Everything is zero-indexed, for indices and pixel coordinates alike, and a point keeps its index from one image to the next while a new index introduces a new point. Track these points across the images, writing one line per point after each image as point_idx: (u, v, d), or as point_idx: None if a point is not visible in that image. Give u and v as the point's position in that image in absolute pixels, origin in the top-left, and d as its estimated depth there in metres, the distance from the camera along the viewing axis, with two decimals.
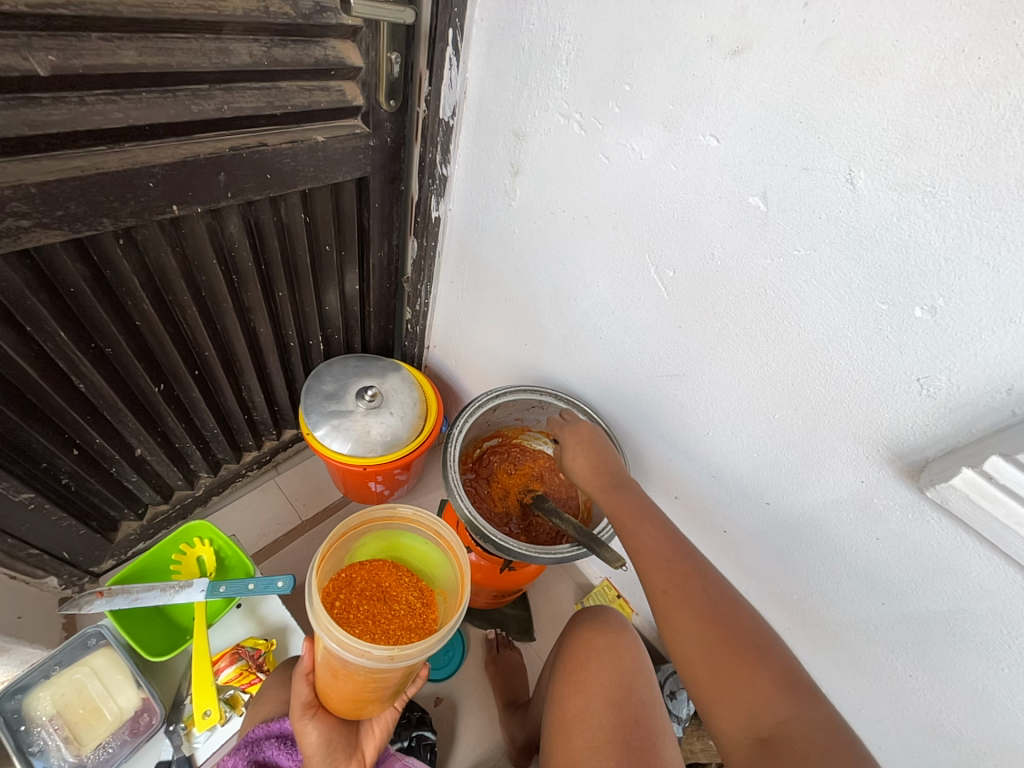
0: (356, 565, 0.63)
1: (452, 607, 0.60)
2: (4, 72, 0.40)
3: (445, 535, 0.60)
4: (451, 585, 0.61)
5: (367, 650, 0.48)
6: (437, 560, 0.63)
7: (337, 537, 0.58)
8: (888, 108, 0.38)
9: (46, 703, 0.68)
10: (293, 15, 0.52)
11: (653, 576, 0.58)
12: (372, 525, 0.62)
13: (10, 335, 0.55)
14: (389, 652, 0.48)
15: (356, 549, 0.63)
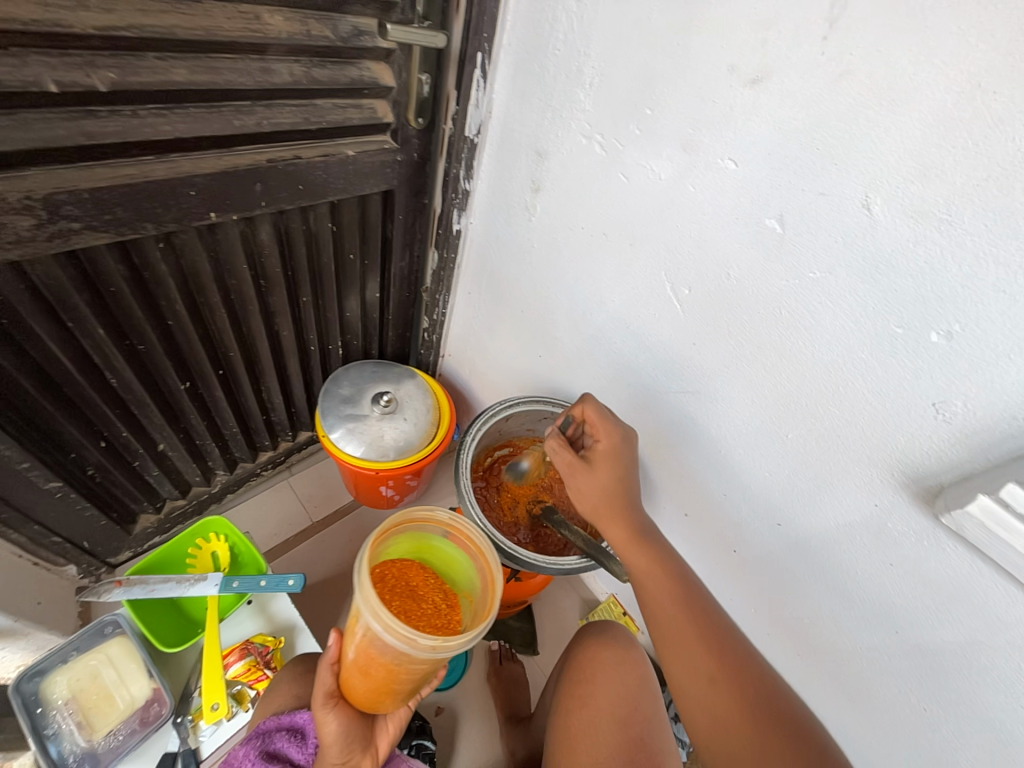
0: (390, 561, 0.62)
1: (481, 609, 0.60)
2: (68, 87, 0.43)
3: (476, 539, 0.61)
4: (480, 588, 0.62)
5: (414, 637, 0.49)
6: (466, 563, 0.64)
7: (379, 530, 0.58)
8: (904, 138, 0.39)
9: (62, 688, 0.69)
10: (332, 38, 0.55)
11: (697, 658, 0.61)
12: (410, 525, 0.63)
13: (52, 330, 0.58)
14: (435, 642, 0.49)
15: (390, 547, 0.62)
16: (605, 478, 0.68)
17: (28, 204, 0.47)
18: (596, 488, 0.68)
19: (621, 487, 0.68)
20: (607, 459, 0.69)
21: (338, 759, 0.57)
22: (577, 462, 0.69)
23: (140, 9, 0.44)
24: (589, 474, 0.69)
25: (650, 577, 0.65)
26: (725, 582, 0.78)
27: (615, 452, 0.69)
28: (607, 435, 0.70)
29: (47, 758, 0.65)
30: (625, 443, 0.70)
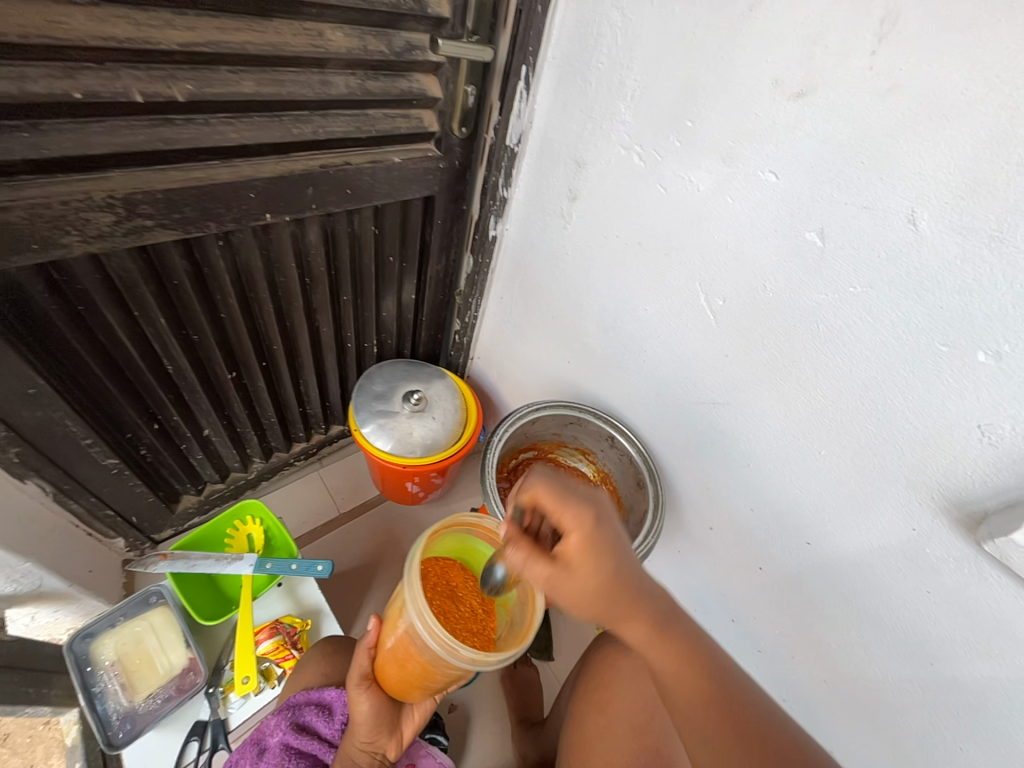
0: (434, 560, 0.64)
1: (518, 625, 0.61)
2: (151, 98, 0.48)
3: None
4: (517, 601, 0.62)
5: (455, 648, 0.50)
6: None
7: (430, 532, 0.60)
8: (955, 154, 0.39)
9: (109, 650, 0.75)
10: (386, 53, 0.58)
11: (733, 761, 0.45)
12: (457, 526, 0.64)
13: (120, 318, 0.63)
14: (474, 657, 0.50)
15: (436, 547, 0.63)
16: (589, 576, 0.46)
17: (110, 203, 0.51)
18: (587, 595, 0.47)
19: (615, 576, 0.47)
20: (591, 551, 0.47)
21: (366, 738, 0.60)
22: (547, 568, 0.47)
23: (218, 27, 0.48)
24: (568, 581, 0.47)
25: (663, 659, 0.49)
26: (749, 600, 0.76)
27: (594, 540, 0.46)
28: (573, 521, 0.47)
29: (94, 714, 0.70)
30: (601, 521, 0.48)
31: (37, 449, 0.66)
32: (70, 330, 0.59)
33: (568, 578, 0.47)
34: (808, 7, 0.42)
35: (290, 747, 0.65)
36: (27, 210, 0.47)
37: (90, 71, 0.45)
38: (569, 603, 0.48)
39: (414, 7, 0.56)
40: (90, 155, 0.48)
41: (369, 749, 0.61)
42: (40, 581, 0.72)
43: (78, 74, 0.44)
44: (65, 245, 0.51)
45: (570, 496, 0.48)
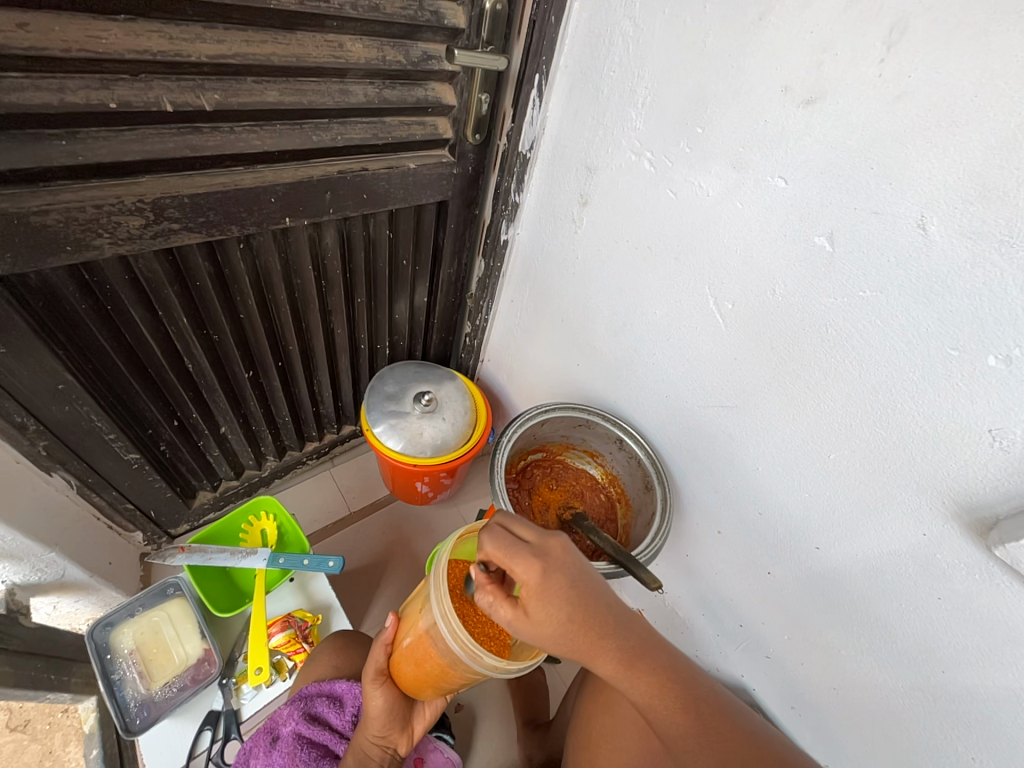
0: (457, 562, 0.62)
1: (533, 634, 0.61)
2: (181, 107, 0.50)
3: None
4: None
5: (478, 654, 0.50)
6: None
7: (456, 538, 0.60)
8: (964, 159, 0.39)
9: (128, 639, 0.77)
10: (403, 63, 0.60)
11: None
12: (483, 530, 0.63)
13: (146, 317, 0.65)
14: (496, 663, 0.50)
15: (462, 549, 0.62)
16: (550, 620, 0.47)
17: (139, 207, 0.53)
18: (552, 636, 0.48)
19: (580, 614, 0.47)
20: (548, 598, 0.47)
21: (379, 731, 0.61)
22: (510, 614, 0.48)
23: (245, 39, 0.50)
24: (528, 625, 0.48)
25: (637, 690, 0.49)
26: (758, 606, 0.75)
27: (548, 586, 0.47)
28: (522, 571, 0.47)
29: (112, 700, 0.72)
30: (553, 566, 0.48)
31: (63, 442, 0.69)
32: (98, 328, 0.62)
33: (527, 622, 0.48)
34: (818, 16, 0.43)
35: (302, 736, 0.66)
36: (63, 214, 0.50)
37: (125, 82, 0.47)
38: (535, 643, 0.49)
39: (431, 19, 0.58)
40: (122, 161, 0.50)
41: (380, 743, 0.62)
42: (63, 571, 0.74)
43: (113, 85, 0.46)
44: (97, 247, 0.54)
45: (520, 546, 0.48)
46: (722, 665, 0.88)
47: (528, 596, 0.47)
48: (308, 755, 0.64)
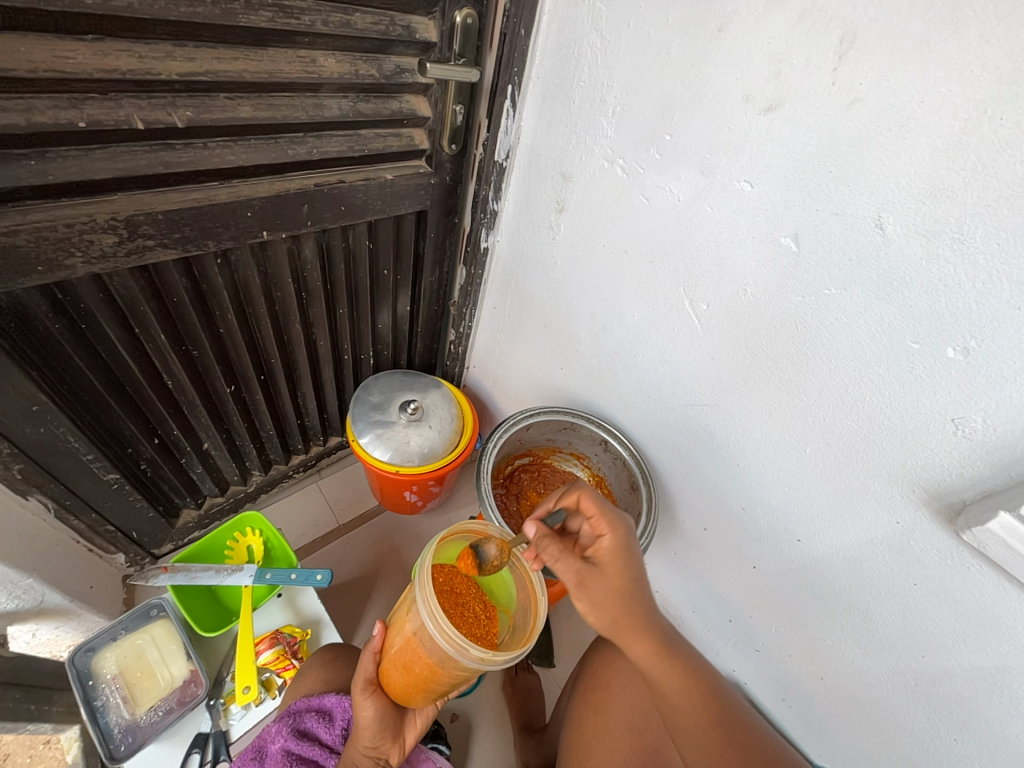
0: (440, 564, 0.62)
1: (520, 629, 0.61)
2: (153, 125, 0.50)
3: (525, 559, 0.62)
4: (520, 605, 0.63)
5: (465, 647, 0.50)
6: (510, 580, 0.64)
7: (438, 539, 0.60)
8: (915, 161, 0.41)
9: (110, 663, 0.75)
10: (376, 76, 0.61)
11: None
12: (465, 532, 0.63)
13: (122, 336, 0.65)
14: (484, 655, 0.50)
15: (444, 552, 0.62)
16: (618, 576, 0.54)
17: (112, 225, 0.53)
18: (610, 593, 0.53)
19: (639, 582, 0.55)
20: (619, 559, 0.55)
21: (370, 742, 0.61)
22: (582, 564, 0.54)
23: (216, 57, 0.51)
24: (597, 575, 0.54)
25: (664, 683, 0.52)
26: (745, 600, 0.77)
27: (624, 546, 0.56)
28: (609, 528, 0.56)
29: (96, 727, 0.70)
30: (629, 536, 0.57)
31: (39, 464, 0.68)
32: (72, 347, 0.61)
33: (597, 572, 0.54)
34: (774, 27, 0.44)
35: (291, 753, 0.64)
36: (33, 234, 0.49)
37: (94, 101, 0.47)
38: (593, 602, 0.54)
39: (403, 33, 0.59)
40: (93, 180, 0.50)
41: (372, 755, 0.62)
42: (42, 597, 0.72)
43: (82, 104, 0.46)
44: (69, 267, 0.53)
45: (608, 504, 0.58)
46: (714, 660, 0.89)
47: (608, 546, 0.55)
48: None
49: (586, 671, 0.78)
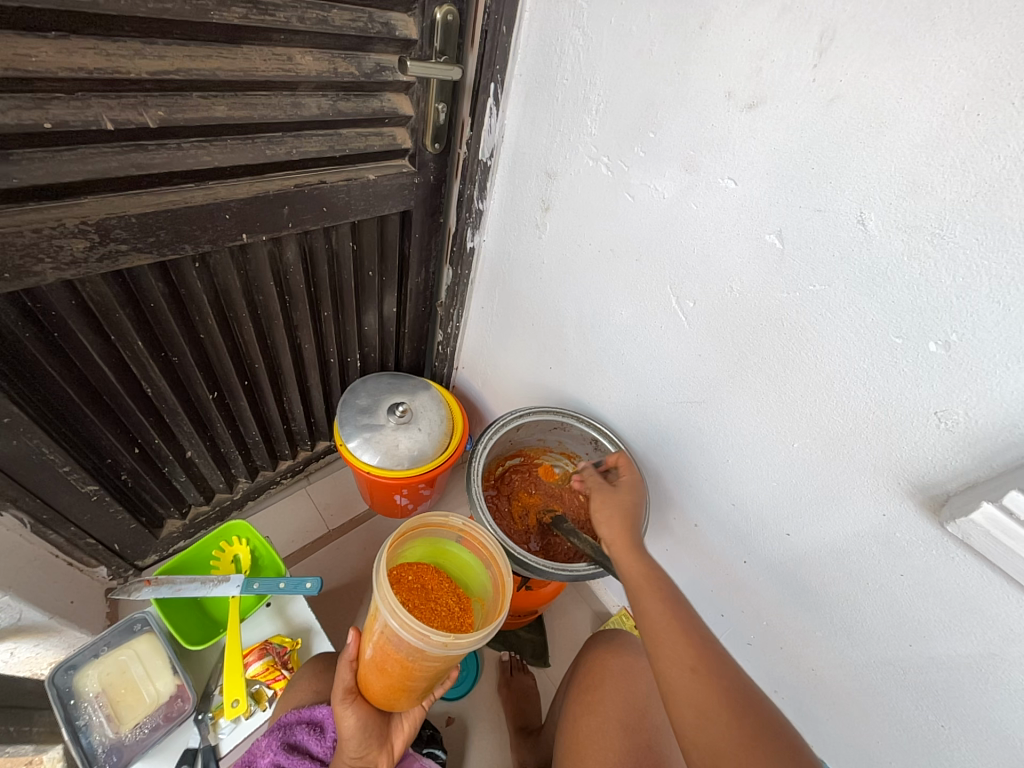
0: (404, 563, 0.64)
1: (491, 613, 0.61)
2: (123, 126, 0.48)
3: (490, 545, 0.62)
4: (490, 591, 0.63)
5: (426, 634, 0.50)
6: (480, 570, 0.65)
7: (396, 534, 0.59)
8: (895, 157, 0.41)
9: (93, 681, 0.73)
10: (356, 74, 0.60)
11: (675, 651, 0.54)
12: (426, 529, 0.64)
13: (96, 343, 0.62)
14: (446, 640, 0.49)
15: (406, 550, 0.63)
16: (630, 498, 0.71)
17: (83, 229, 0.51)
18: (623, 500, 0.71)
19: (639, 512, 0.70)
20: (633, 486, 0.73)
21: (356, 752, 0.60)
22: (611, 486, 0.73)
23: (188, 54, 0.49)
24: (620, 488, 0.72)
25: (639, 584, 0.61)
26: (737, 596, 0.77)
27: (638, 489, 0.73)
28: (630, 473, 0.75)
29: (79, 747, 0.68)
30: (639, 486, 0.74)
31: (12, 477, 0.65)
32: (45, 357, 0.59)
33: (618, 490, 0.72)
34: (754, 24, 0.44)
35: None
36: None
37: (60, 101, 0.45)
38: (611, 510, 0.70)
39: (382, 30, 0.58)
40: (62, 183, 0.48)
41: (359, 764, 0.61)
42: (20, 615, 0.69)
43: (47, 104, 0.45)
44: (38, 273, 0.51)
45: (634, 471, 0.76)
46: None
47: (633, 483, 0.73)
48: None
49: (579, 669, 0.78)
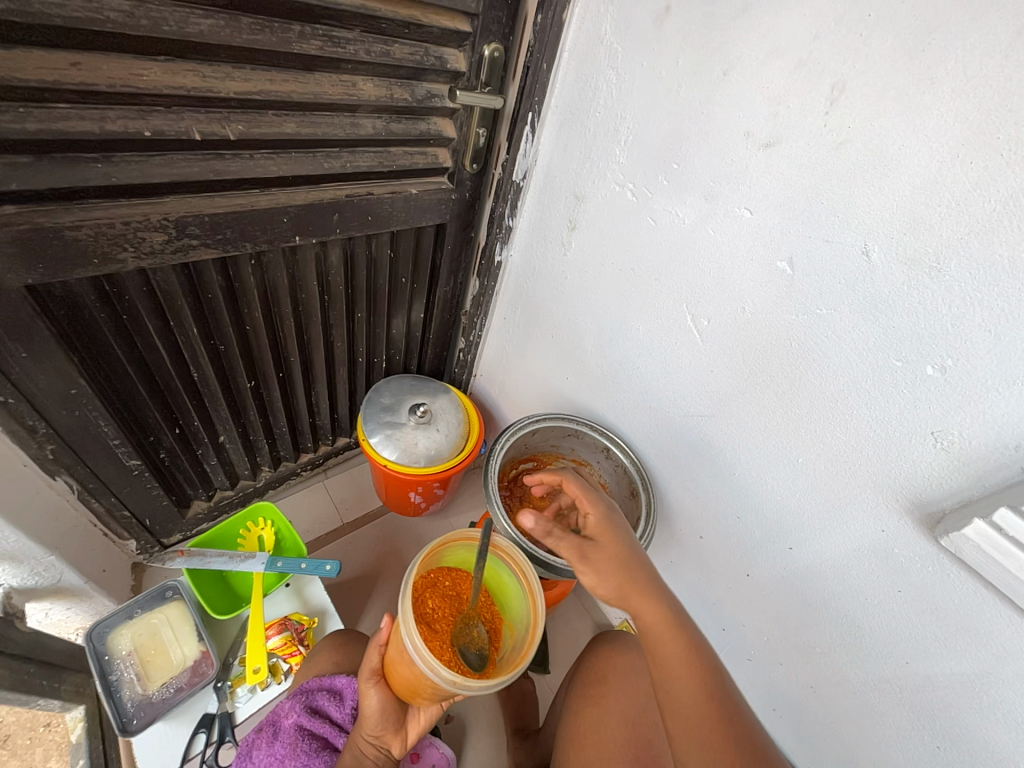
0: (444, 566, 0.67)
1: (515, 651, 0.62)
2: (208, 137, 0.55)
3: (530, 579, 0.63)
4: (521, 627, 0.64)
5: (436, 667, 0.52)
6: (516, 597, 0.66)
7: (433, 546, 0.62)
8: (896, 198, 0.45)
9: (126, 640, 0.77)
10: (409, 100, 0.66)
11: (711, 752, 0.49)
12: (467, 541, 0.66)
13: (159, 327, 0.68)
14: (454, 678, 0.51)
15: (449, 556, 0.66)
16: (610, 547, 0.62)
17: (163, 224, 0.58)
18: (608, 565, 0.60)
19: (633, 556, 0.62)
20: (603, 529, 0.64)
21: (373, 730, 0.62)
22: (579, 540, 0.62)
23: (269, 78, 0.56)
24: (594, 546, 0.62)
25: (673, 659, 0.55)
26: (738, 609, 0.79)
27: (607, 522, 0.65)
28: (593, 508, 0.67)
29: (111, 702, 0.72)
30: (612, 524, 0.65)
31: (70, 447, 0.71)
32: (113, 336, 0.65)
33: (594, 544, 0.63)
34: (773, 74, 0.50)
35: (303, 729, 0.67)
36: (93, 229, 0.54)
37: (159, 113, 0.52)
38: (599, 567, 0.61)
39: (435, 63, 0.65)
40: (152, 182, 0.55)
41: (374, 743, 0.64)
42: (60, 576, 0.75)
43: (149, 115, 0.51)
44: (121, 260, 0.58)
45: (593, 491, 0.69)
46: None
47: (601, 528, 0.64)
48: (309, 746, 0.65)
49: (584, 668, 0.79)
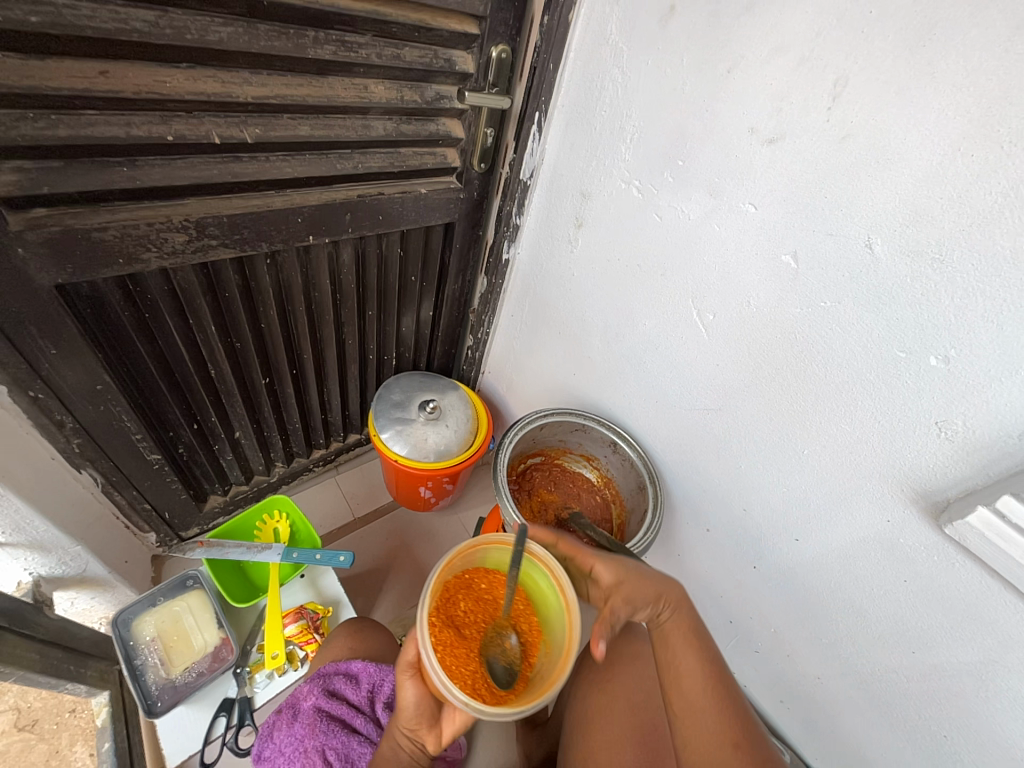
0: (483, 567, 0.65)
1: (547, 674, 0.58)
2: (227, 140, 0.57)
3: (568, 595, 0.59)
4: (557, 647, 0.59)
5: (447, 687, 0.51)
6: (555, 612, 0.61)
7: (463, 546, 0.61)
8: (899, 191, 0.46)
9: (150, 627, 0.79)
10: (419, 102, 0.68)
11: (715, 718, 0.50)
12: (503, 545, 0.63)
13: (179, 324, 0.71)
14: (464, 701, 0.50)
15: (486, 559, 0.64)
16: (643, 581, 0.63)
17: (184, 225, 0.60)
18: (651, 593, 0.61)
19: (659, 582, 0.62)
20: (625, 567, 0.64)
21: (408, 725, 0.60)
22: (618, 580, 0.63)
23: (285, 83, 0.58)
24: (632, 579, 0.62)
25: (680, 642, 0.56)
26: (745, 601, 0.80)
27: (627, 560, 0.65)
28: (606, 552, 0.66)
29: (137, 685, 0.75)
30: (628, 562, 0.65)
31: (95, 441, 0.73)
32: (135, 334, 0.67)
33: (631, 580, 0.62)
34: (776, 71, 0.51)
35: (322, 710, 0.68)
36: (119, 231, 0.56)
37: (181, 118, 0.54)
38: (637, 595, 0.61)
39: (444, 65, 0.66)
40: (174, 184, 0.57)
41: (410, 737, 0.61)
42: (85, 567, 0.78)
43: (172, 120, 0.53)
44: (145, 260, 0.60)
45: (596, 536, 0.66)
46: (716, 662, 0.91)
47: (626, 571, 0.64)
48: (327, 727, 0.66)
49: (593, 656, 0.80)
